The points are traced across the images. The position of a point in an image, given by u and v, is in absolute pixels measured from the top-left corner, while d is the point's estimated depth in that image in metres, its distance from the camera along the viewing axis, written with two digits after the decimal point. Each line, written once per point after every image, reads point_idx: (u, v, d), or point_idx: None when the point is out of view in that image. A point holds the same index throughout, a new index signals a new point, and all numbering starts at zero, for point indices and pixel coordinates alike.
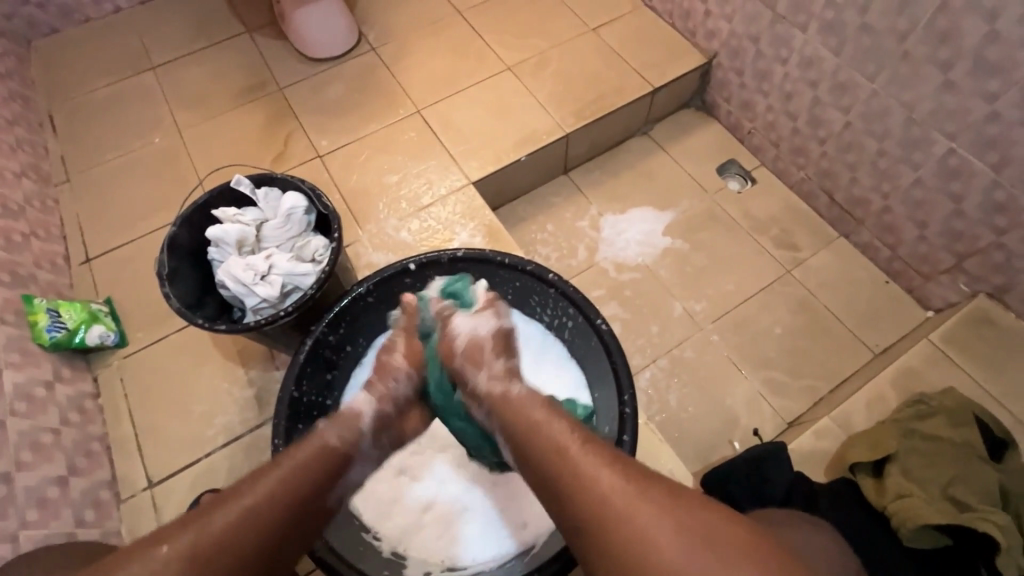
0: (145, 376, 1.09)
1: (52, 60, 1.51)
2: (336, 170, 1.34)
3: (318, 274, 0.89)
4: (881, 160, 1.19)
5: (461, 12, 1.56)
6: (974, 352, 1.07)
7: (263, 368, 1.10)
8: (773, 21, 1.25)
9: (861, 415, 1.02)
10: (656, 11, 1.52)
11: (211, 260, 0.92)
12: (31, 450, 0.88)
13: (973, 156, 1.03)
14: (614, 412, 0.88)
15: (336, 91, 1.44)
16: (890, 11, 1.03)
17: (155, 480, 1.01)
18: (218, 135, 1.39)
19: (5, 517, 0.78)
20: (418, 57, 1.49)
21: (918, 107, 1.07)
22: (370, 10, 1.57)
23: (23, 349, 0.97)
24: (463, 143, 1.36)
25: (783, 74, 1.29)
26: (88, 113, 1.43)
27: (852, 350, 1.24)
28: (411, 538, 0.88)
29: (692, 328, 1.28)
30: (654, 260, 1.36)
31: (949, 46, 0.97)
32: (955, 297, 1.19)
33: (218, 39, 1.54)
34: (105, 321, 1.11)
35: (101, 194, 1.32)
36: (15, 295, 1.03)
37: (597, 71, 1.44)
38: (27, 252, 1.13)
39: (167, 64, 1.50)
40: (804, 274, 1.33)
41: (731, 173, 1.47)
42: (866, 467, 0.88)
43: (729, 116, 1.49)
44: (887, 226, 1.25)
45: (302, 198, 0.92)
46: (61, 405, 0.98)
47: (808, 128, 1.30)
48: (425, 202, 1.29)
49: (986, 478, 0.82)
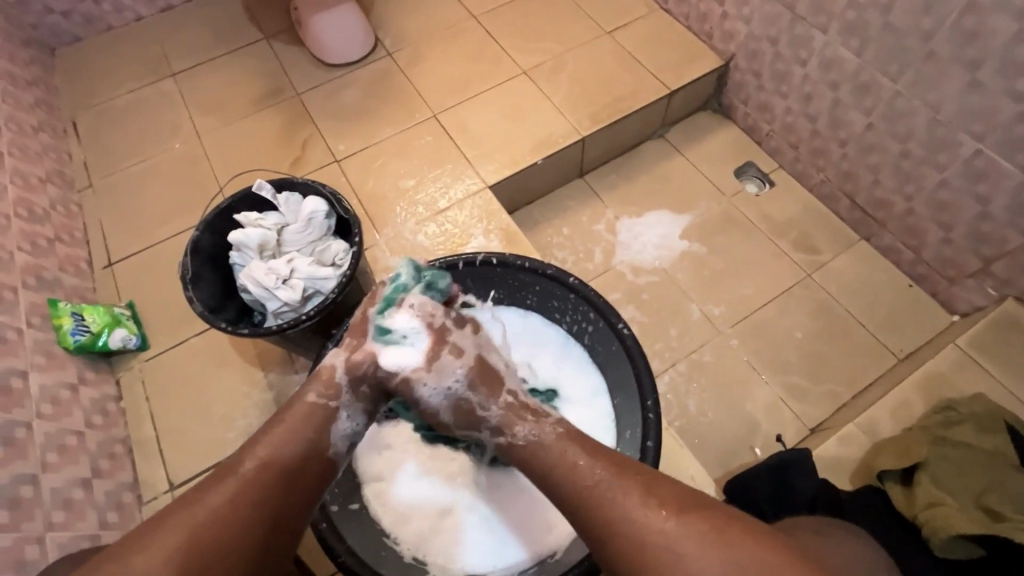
0: (166, 379, 1.11)
1: (76, 68, 1.54)
2: (354, 174, 1.34)
3: (339, 278, 0.89)
4: (905, 161, 1.17)
5: (476, 16, 1.56)
6: (1003, 357, 1.05)
7: (282, 371, 1.11)
8: (792, 23, 1.23)
9: (887, 421, 1.00)
10: (671, 13, 1.51)
11: (234, 265, 0.93)
12: (57, 452, 0.89)
13: (1001, 157, 1.01)
14: (636, 416, 0.87)
15: (353, 96, 1.45)
16: (914, 11, 1.01)
17: (176, 482, 1.01)
18: (238, 140, 1.41)
19: (32, 518, 0.79)
20: (434, 62, 1.49)
21: (944, 107, 1.05)
22: (386, 15, 1.58)
23: (49, 352, 0.99)
24: (479, 147, 1.36)
25: (803, 75, 1.28)
26: (110, 120, 1.45)
27: (875, 354, 1.22)
28: (431, 543, 0.88)
29: (711, 332, 1.27)
30: (671, 263, 1.35)
31: (977, 45, 0.96)
32: (982, 301, 1.17)
33: (237, 46, 1.56)
34: (127, 324, 1.12)
35: (123, 199, 1.34)
36: (41, 299, 1.04)
37: (613, 74, 1.44)
38: (52, 256, 1.15)
39: (187, 71, 1.52)
40: (825, 278, 1.31)
41: (749, 176, 1.46)
42: (894, 475, 0.86)
43: (746, 118, 1.48)
44: (911, 229, 1.23)
45: (323, 202, 0.93)
46: (85, 407, 1.00)
47: (828, 129, 1.28)
48: (441, 206, 1.29)
49: (1020, 488, 0.80)
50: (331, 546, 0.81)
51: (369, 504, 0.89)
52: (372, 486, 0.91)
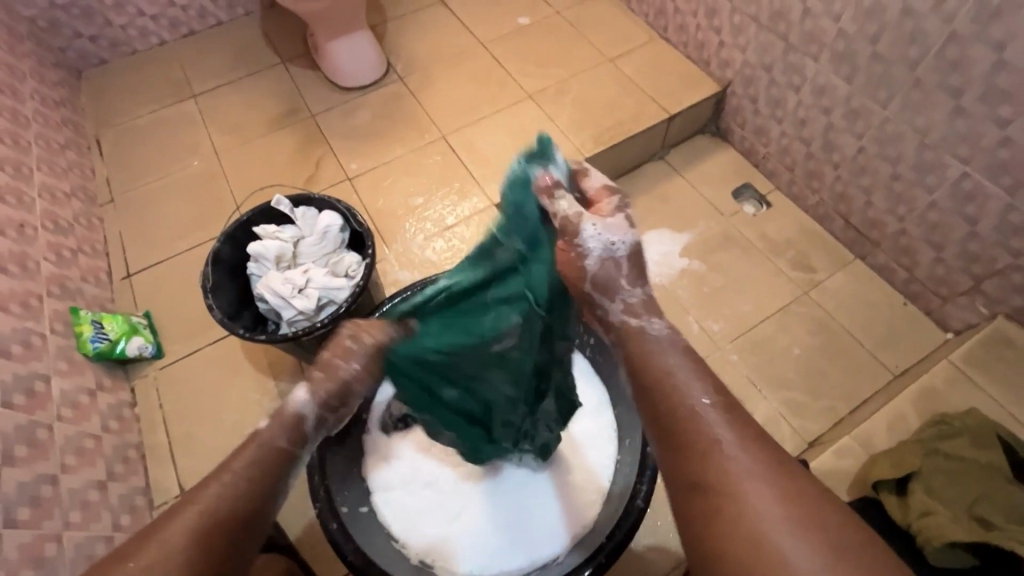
0: (179, 386, 1.14)
1: (101, 89, 1.61)
2: (365, 192, 1.40)
3: (352, 288, 0.93)
4: (896, 183, 1.21)
5: (484, 44, 1.64)
6: (995, 373, 1.07)
7: (293, 380, 1.14)
8: (785, 52, 1.30)
9: (882, 434, 1.02)
10: (671, 42, 1.58)
11: (251, 275, 0.97)
12: (75, 454, 0.92)
13: (988, 180, 1.05)
14: (635, 425, 0.91)
15: (365, 118, 1.51)
16: (900, 42, 1.07)
17: (187, 487, 1.04)
18: (254, 158, 1.47)
19: (51, 516, 0.81)
20: (443, 85, 1.56)
21: (932, 132, 1.10)
22: (397, 42, 1.65)
23: (70, 358, 1.03)
24: (486, 167, 1.42)
25: (796, 101, 1.33)
26: (133, 138, 1.52)
27: (872, 370, 1.25)
28: (439, 548, 0.90)
29: (710, 347, 1.30)
30: (671, 279, 1.39)
31: (960, 74, 1.01)
32: (974, 318, 1.20)
33: (256, 69, 1.63)
34: (144, 333, 1.16)
35: (142, 213, 1.39)
36: (63, 307, 1.09)
37: (615, 99, 1.50)
38: (75, 267, 1.19)
39: (207, 92, 1.59)
40: (821, 295, 1.35)
41: (746, 197, 1.50)
42: (890, 485, 0.88)
43: (743, 141, 1.53)
44: (904, 249, 1.27)
45: (338, 216, 0.98)
46: (102, 412, 1.03)
47: (822, 152, 1.33)
48: (448, 222, 1.34)
49: (1013, 498, 0.82)
50: (340, 546, 0.81)
51: (379, 509, 0.92)
52: (381, 492, 0.93)
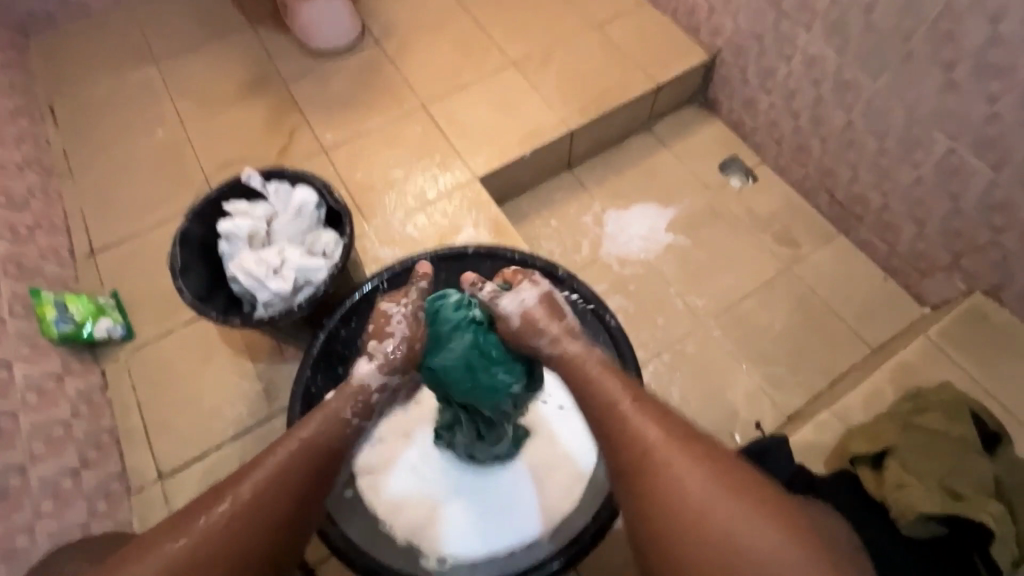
0: (152, 369, 1.10)
1: (51, 51, 1.50)
2: (342, 165, 1.34)
3: (330, 268, 0.89)
4: (882, 159, 1.20)
5: (465, 7, 1.55)
6: (971, 348, 1.10)
7: (271, 361, 1.10)
8: (777, 20, 1.26)
9: (860, 408, 1.04)
10: (659, 7, 1.52)
11: (222, 255, 0.92)
12: (44, 443, 0.88)
13: (973, 156, 1.05)
14: None
15: (340, 85, 1.44)
16: (894, 12, 1.04)
17: (165, 471, 1.01)
18: (223, 127, 1.39)
19: (22, 507, 0.79)
20: (423, 51, 1.49)
21: (921, 107, 1.08)
22: (373, 3, 1.56)
23: (33, 342, 0.98)
24: (468, 139, 1.37)
25: (786, 72, 1.30)
26: (90, 105, 1.42)
27: (849, 344, 1.27)
28: (425, 529, 0.90)
29: (695, 323, 1.30)
30: (656, 255, 1.38)
31: (952, 47, 0.99)
32: (951, 294, 1.22)
33: (221, 31, 1.53)
34: (112, 314, 1.11)
35: (104, 186, 1.31)
36: (21, 288, 1.03)
37: (602, 67, 1.45)
38: (33, 245, 1.13)
39: (169, 55, 1.49)
40: (804, 270, 1.35)
41: (733, 170, 1.48)
42: (866, 460, 0.91)
43: (731, 113, 1.50)
44: (887, 225, 1.27)
45: (313, 193, 0.93)
46: (72, 397, 0.99)
47: (810, 126, 1.32)
48: (430, 197, 1.30)
49: (981, 471, 0.85)
50: (328, 532, 0.84)
51: (364, 493, 0.91)
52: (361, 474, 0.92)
